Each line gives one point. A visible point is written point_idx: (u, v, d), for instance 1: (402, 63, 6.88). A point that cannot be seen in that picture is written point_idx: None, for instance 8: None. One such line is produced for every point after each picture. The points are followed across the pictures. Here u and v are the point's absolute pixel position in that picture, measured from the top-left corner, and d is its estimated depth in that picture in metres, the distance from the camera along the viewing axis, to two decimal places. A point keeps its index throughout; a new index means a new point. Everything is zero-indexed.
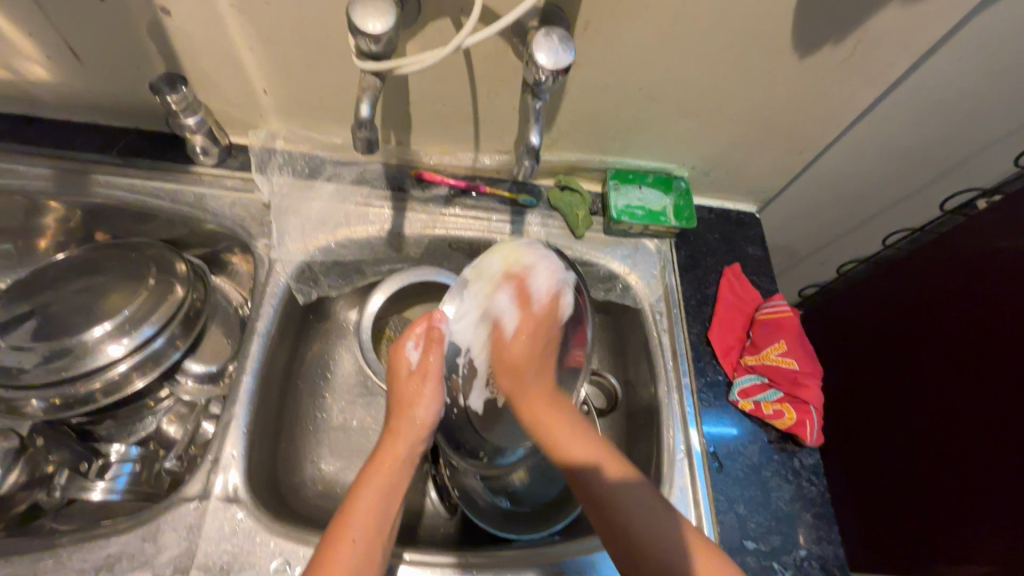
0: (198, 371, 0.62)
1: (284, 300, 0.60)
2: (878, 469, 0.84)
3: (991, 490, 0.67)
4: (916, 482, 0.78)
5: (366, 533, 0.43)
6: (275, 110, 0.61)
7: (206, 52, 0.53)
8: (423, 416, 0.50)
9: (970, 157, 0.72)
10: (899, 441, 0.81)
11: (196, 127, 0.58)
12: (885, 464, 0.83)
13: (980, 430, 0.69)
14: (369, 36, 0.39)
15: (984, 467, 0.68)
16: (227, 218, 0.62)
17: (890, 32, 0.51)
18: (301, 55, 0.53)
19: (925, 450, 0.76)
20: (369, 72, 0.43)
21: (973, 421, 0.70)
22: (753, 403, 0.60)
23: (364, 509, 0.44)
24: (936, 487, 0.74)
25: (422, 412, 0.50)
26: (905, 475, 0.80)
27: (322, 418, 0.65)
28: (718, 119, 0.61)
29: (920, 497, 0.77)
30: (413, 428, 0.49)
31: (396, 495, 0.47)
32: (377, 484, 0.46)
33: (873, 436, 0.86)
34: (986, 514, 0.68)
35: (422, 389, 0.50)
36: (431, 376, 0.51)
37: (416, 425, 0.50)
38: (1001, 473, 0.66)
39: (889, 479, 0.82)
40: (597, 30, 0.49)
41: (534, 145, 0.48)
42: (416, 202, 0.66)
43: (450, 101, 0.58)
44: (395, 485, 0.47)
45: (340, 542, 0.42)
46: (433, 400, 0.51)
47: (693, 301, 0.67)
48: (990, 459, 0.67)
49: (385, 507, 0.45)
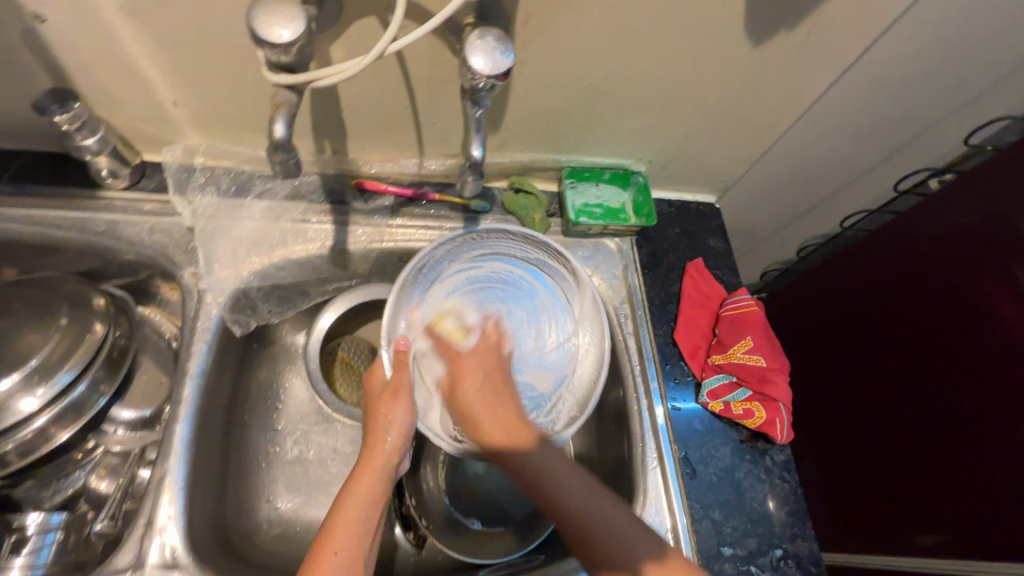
0: (128, 418, 0.58)
1: (218, 335, 0.55)
2: (841, 445, 0.86)
3: (949, 466, 0.69)
4: (879, 458, 0.79)
5: (349, 547, 0.42)
6: (190, 123, 0.54)
7: (96, 61, 0.46)
8: (401, 424, 0.51)
9: (919, 133, 0.73)
10: (861, 420, 0.82)
11: (97, 147, 0.51)
12: (849, 442, 0.85)
13: (942, 408, 0.70)
14: (275, 46, 0.33)
15: (945, 446, 0.69)
16: (146, 246, 0.55)
17: (841, 17, 0.49)
18: (212, 62, 0.47)
19: (887, 429, 0.78)
20: (282, 86, 0.36)
21: (936, 399, 0.70)
22: (722, 404, 0.58)
23: (345, 521, 0.44)
24: (899, 464, 0.76)
25: (399, 423, 0.51)
26: (870, 453, 0.81)
27: (274, 453, 0.61)
28: (675, 111, 0.58)
29: (882, 475, 0.79)
30: (394, 438, 0.50)
31: (377, 504, 0.46)
32: (359, 496, 0.46)
33: (835, 415, 0.87)
34: (945, 489, 0.69)
35: (397, 401, 0.51)
36: (407, 393, 0.52)
37: (394, 437, 0.50)
38: (963, 450, 0.67)
39: (852, 458, 0.84)
40: (538, 24, 0.45)
41: (478, 159, 0.43)
42: (359, 214, 0.61)
43: (388, 104, 0.53)
44: (376, 497, 0.47)
45: (323, 560, 0.41)
46: (408, 414, 0.52)
47: (657, 300, 0.65)
48: (954, 436, 0.68)
49: (367, 515, 0.45)
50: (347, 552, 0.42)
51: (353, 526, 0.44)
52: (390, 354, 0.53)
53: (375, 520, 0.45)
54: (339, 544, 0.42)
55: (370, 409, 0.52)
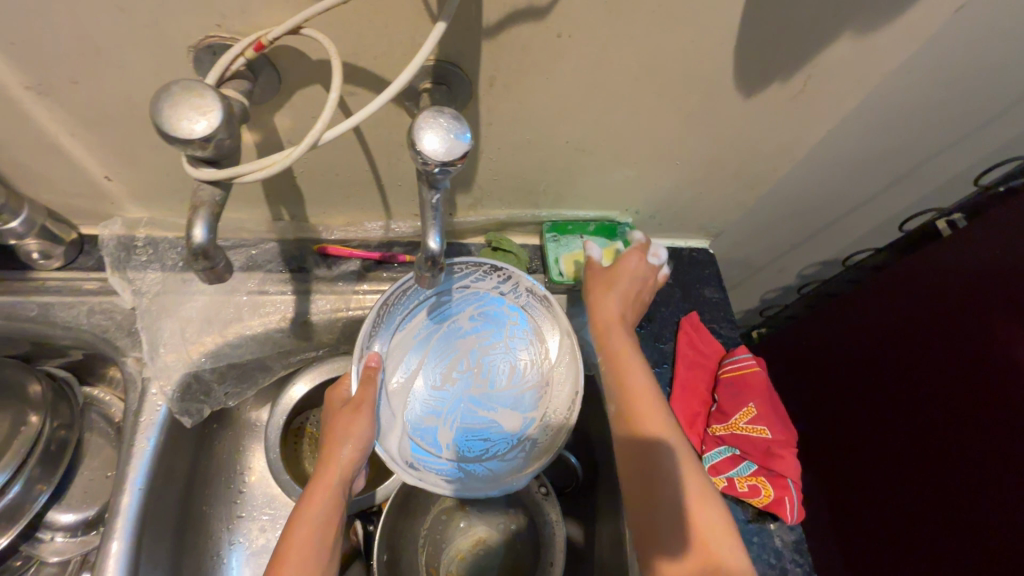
0: (69, 522, 0.52)
1: (165, 428, 0.49)
2: (842, 495, 0.80)
3: (958, 534, 0.62)
4: (880, 512, 0.73)
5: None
6: (128, 196, 0.49)
7: (11, 140, 0.41)
8: (362, 436, 0.46)
9: (923, 168, 0.68)
10: (861, 468, 0.77)
11: (23, 229, 0.46)
12: (848, 491, 0.79)
13: (948, 458, 0.63)
14: (189, 142, 0.29)
15: (947, 499, 0.63)
16: (85, 330, 0.51)
17: (841, 66, 0.44)
18: (142, 135, 0.42)
19: (889, 480, 0.72)
20: (206, 181, 0.32)
21: (940, 447, 0.64)
22: (726, 481, 0.53)
23: (295, 549, 0.40)
24: (902, 518, 0.70)
25: (360, 434, 0.45)
26: (871, 506, 0.75)
27: (234, 548, 0.56)
28: (660, 163, 0.53)
29: (882, 529, 0.73)
30: (351, 447, 0.45)
31: (330, 529, 0.42)
32: (310, 518, 0.42)
33: (834, 461, 0.82)
34: (951, 561, 0.62)
35: (358, 418, 0.45)
36: (369, 408, 0.46)
37: (351, 455, 0.45)
38: (974, 519, 0.60)
39: (859, 519, 0.77)
40: (505, 85, 0.41)
41: (435, 251, 0.38)
42: (322, 282, 0.56)
43: (344, 169, 0.48)
44: (330, 521, 0.42)
45: None
46: (371, 429, 0.46)
47: (650, 362, 0.60)
48: (955, 490, 0.62)
49: (319, 544, 0.41)
50: None
51: (301, 559, 0.40)
52: (359, 369, 0.48)
53: (327, 548, 0.41)
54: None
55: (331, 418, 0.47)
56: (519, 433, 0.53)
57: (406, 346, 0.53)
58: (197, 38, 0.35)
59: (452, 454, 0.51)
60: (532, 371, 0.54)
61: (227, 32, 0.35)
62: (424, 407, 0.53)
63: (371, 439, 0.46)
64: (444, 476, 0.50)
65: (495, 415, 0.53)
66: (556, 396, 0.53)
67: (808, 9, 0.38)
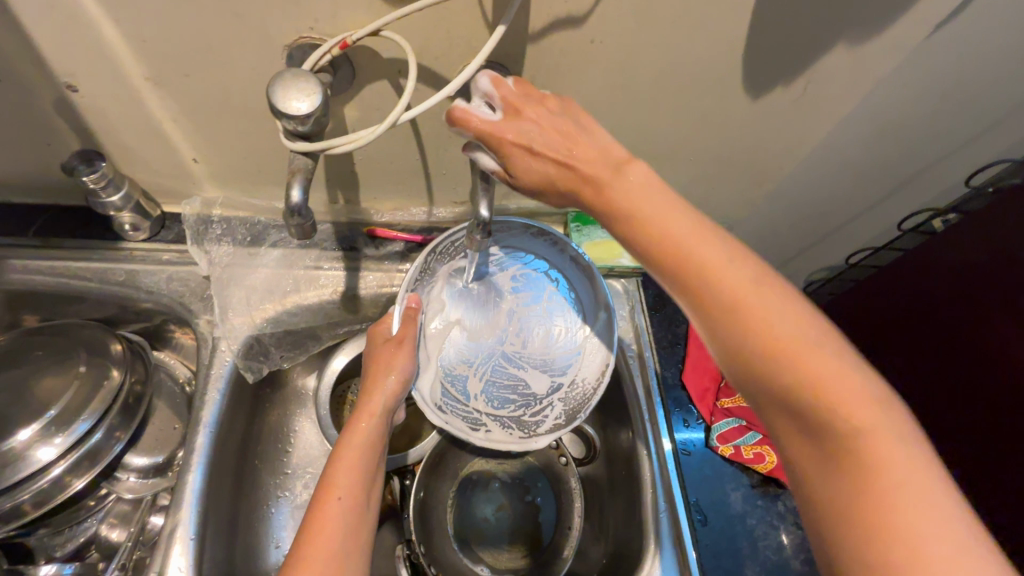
0: (141, 465, 0.58)
1: (231, 382, 0.56)
2: None
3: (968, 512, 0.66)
4: None
5: (351, 492, 0.42)
6: (209, 177, 0.56)
7: (123, 124, 0.48)
8: (402, 369, 0.51)
9: (922, 172, 0.73)
10: None
11: (121, 203, 0.54)
12: None
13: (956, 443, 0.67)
14: (294, 118, 0.35)
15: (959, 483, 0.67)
16: (164, 295, 0.57)
17: (838, 72, 0.50)
18: (231, 123, 0.49)
19: None
20: (299, 152, 0.39)
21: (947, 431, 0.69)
22: (732, 448, 0.58)
23: (343, 466, 0.44)
24: None
25: (401, 368, 0.51)
26: None
27: (281, 499, 0.61)
28: (676, 158, 0.59)
29: None
30: (391, 380, 0.50)
31: (375, 451, 0.46)
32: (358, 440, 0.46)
33: None
34: None
35: (401, 351, 0.52)
36: (410, 343, 0.52)
37: (390, 387, 0.50)
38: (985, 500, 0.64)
39: None
40: (544, 83, 0.47)
41: (484, 220, 0.46)
42: (370, 260, 0.62)
43: (398, 157, 0.55)
44: (375, 444, 0.47)
45: (328, 505, 0.41)
46: (411, 363, 0.52)
47: (664, 342, 0.65)
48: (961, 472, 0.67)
49: (365, 464, 0.45)
50: (351, 498, 0.42)
51: (349, 475, 0.43)
52: (400, 309, 0.54)
53: (373, 468, 0.45)
54: (342, 489, 0.42)
55: (373, 357, 0.52)
56: (544, 394, 0.59)
57: (447, 295, 0.59)
58: (291, 38, 0.42)
59: (480, 404, 0.58)
60: (567, 338, 0.60)
61: (317, 34, 0.42)
62: (459, 354, 0.59)
63: (410, 373, 0.52)
64: (468, 422, 0.56)
65: (523, 373, 0.59)
66: (580, 368, 0.59)
67: (808, 19, 0.44)
